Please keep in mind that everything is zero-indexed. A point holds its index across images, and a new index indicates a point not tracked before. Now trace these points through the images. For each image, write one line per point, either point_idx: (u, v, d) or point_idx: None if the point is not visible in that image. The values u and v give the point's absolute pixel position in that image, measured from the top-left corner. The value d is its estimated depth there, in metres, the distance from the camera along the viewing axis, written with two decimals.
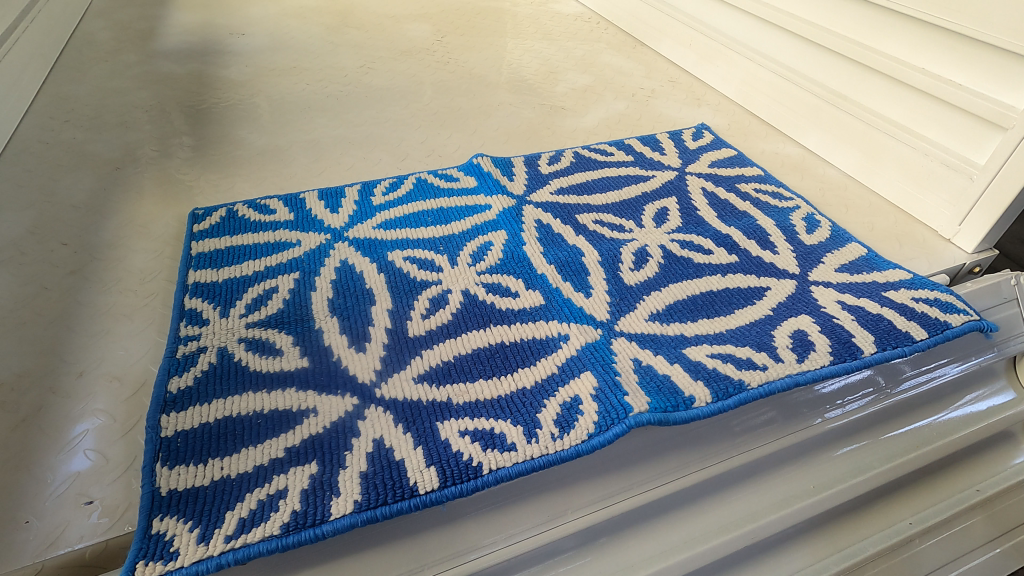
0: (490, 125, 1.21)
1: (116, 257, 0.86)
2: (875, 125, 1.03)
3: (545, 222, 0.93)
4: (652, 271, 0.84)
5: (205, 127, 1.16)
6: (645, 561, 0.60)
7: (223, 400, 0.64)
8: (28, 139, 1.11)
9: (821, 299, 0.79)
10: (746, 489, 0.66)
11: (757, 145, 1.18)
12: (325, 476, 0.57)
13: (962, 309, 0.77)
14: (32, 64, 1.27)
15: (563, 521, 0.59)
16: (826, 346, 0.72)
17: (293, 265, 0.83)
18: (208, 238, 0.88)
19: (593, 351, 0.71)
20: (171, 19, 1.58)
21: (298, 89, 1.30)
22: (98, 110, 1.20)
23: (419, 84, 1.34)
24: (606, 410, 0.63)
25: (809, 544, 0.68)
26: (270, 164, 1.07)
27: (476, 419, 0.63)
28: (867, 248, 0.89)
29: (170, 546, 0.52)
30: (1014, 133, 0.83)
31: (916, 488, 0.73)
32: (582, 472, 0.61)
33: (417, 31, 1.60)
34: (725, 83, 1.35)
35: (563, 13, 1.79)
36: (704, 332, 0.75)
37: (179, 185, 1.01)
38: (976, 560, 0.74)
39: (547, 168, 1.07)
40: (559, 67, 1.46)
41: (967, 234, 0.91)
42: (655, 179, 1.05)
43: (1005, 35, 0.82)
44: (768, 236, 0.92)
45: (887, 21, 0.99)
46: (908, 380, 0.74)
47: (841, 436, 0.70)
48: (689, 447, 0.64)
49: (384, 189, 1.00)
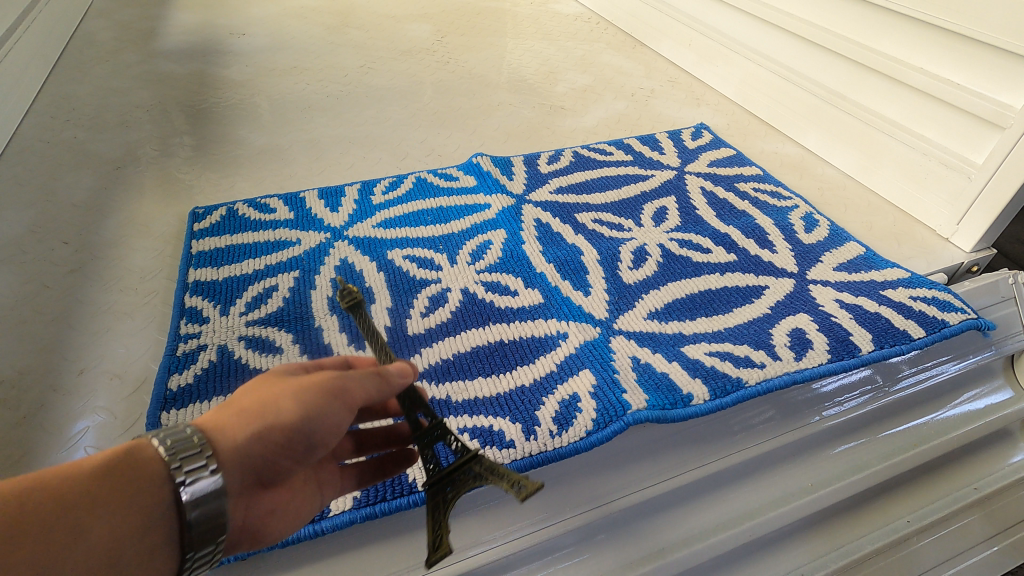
0: (490, 125, 1.22)
1: (116, 257, 0.87)
2: (874, 124, 1.03)
3: (544, 222, 0.93)
4: (651, 270, 0.84)
5: (206, 127, 1.16)
6: (642, 559, 0.60)
7: (223, 397, 0.64)
8: (29, 139, 1.12)
9: (819, 298, 0.80)
10: (746, 487, 0.66)
11: (756, 145, 1.19)
12: None
13: (960, 308, 0.77)
14: (33, 64, 1.27)
15: (563, 518, 0.58)
16: (824, 344, 0.72)
17: (293, 264, 0.83)
18: (208, 237, 0.88)
19: (592, 349, 0.71)
20: (172, 20, 1.58)
21: (298, 88, 1.30)
22: (98, 110, 1.20)
23: (419, 84, 1.34)
24: (604, 407, 0.63)
25: (808, 542, 0.68)
26: (270, 164, 1.07)
27: (476, 416, 0.63)
28: (866, 248, 0.90)
29: None
30: (1012, 132, 0.83)
31: (914, 486, 0.74)
32: (581, 469, 0.62)
33: (417, 31, 1.60)
34: (725, 83, 1.36)
35: (563, 13, 1.79)
36: (703, 330, 0.75)
37: (179, 184, 1.02)
38: (973, 559, 0.74)
39: (546, 168, 1.07)
40: (559, 67, 1.46)
41: (965, 234, 0.91)
42: (655, 178, 1.05)
43: (1004, 35, 0.82)
44: (767, 235, 0.92)
45: (886, 21, 0.99)
46: (906, 378, 0.75)
47: (839, 434, 0.70)
48: (688, 445, 0.65)
49: (384, 188, 1.00)
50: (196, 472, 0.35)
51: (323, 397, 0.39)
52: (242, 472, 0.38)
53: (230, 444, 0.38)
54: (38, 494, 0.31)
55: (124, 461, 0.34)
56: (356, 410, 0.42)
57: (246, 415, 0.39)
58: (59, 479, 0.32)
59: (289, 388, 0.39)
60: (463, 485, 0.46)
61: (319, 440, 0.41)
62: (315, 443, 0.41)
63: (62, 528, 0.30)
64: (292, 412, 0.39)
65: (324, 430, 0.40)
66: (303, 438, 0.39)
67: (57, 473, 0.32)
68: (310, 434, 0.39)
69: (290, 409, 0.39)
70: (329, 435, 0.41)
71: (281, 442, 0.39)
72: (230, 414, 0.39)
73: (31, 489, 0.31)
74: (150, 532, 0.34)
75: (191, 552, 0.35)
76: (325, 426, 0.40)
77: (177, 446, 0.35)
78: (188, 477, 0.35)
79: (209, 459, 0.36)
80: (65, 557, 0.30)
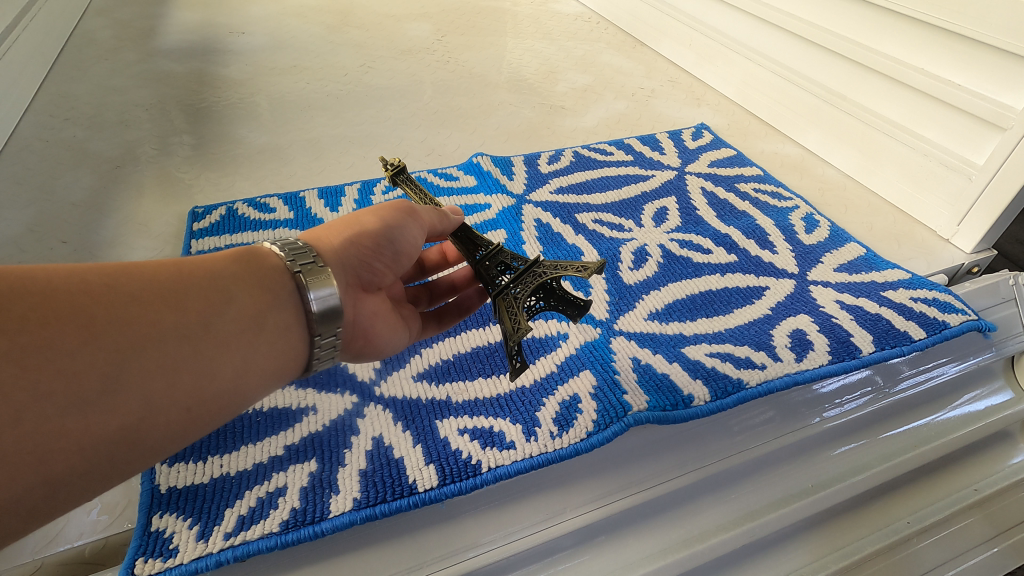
0: (490, 125, 1.21)
1: (116, 256, 0.87)
2: (875, 125, 1.03)
3: (544, 222, 0.93)
4: (652, 270, 0.84)
5: (205, 126, 1.16)
6: (642, 560, 0.60)
7: None
8: (29, 138, 1.11)
9: (820, 299, 0.80)
10: (748, 487, 0.65)
11: (757, 145, 1.19)
12: (325, 474, 0.57)
13: (962, 309, 0.77)
14: (31, 63, 1.27)
15: (563, 519, 0.58)
16: (825, 346, 0.72)
17: None
18: (208, 237, 0.87)
19: (592, 351, 0.71)
20: (171, 18, 1.58)
21: (298, 87, 1.30)
22: (98, 108, 1.20)
23: (419, 83, 1.34)
24: (605, 409, 0.63)
25: (809, 542, 0.68)
26: (270, 164, 1.07)
27: (476, 417, 0.63)
28: (867, 248, 0.90)
29: (170, 543, 0.52)
30: (1013, 134, 0.83)
31: (915, 487, 0.74)
32: (582, 470, 0.61)
33: (417, 30, 1.60)
34: (726, 83, 1.36)
35: (563, 13, 1.79)
36: (704, 331, 0.75)
37: (178, 184, 1.01)
38: (974, 560, 0.74)
39: (546, 168, 1.07)
40: (559, 67, 1.46)
41: (966, 234, 0.92)
42: (655, 178, 1.05)
43: (1005, 36, 0.82)
44: (768, 236, 0.92)
45: (887, 21, 0.99)
46: (906, 380, 0.75)
47: (840, 436, 0.70)
48: (689, 446, 0.65)
49: (384, 188, 1.00)
50: (310, 267, 0.44)
51: (392, 214, 0.53)
52: (348, 271, 0.50)
53: (333, 247, 0.49)
54: (187, 272, 0.38)
55: (252, 260, 0.43)
56: (421, 233, 0.56)
57: (338, 230, 0.50)
58: (202, 265, 0.40)
59: (366, 212, 0.53)
60: (526, 286, 0.55)
61: (398, 249, 0.53)
62: (394, 251, 0.53)
63: (205, 300, 0.38)
64: (373, 223, 0.52)
65: (400, 239, 0.53)
66: (385, 243, 0.52)
67: (201, 260, 0.40)
68: (388, 240, 0.52)
69: (372, 219, 0.52)
70: (403, 245, 0.53)
71: (371, 246, 0.51)
72: (322, 231, 0.50)
73: (181, 270, 0.39)
74: (274, 320, 0.42)
75: (318, 336, 0.44)
76: (400, 236, 0.53)
77: (292, 250, 0.45)
78: (305, 270, 0.44)
79: (319, 262, 0.45)
80: (208, 323, 0.38)
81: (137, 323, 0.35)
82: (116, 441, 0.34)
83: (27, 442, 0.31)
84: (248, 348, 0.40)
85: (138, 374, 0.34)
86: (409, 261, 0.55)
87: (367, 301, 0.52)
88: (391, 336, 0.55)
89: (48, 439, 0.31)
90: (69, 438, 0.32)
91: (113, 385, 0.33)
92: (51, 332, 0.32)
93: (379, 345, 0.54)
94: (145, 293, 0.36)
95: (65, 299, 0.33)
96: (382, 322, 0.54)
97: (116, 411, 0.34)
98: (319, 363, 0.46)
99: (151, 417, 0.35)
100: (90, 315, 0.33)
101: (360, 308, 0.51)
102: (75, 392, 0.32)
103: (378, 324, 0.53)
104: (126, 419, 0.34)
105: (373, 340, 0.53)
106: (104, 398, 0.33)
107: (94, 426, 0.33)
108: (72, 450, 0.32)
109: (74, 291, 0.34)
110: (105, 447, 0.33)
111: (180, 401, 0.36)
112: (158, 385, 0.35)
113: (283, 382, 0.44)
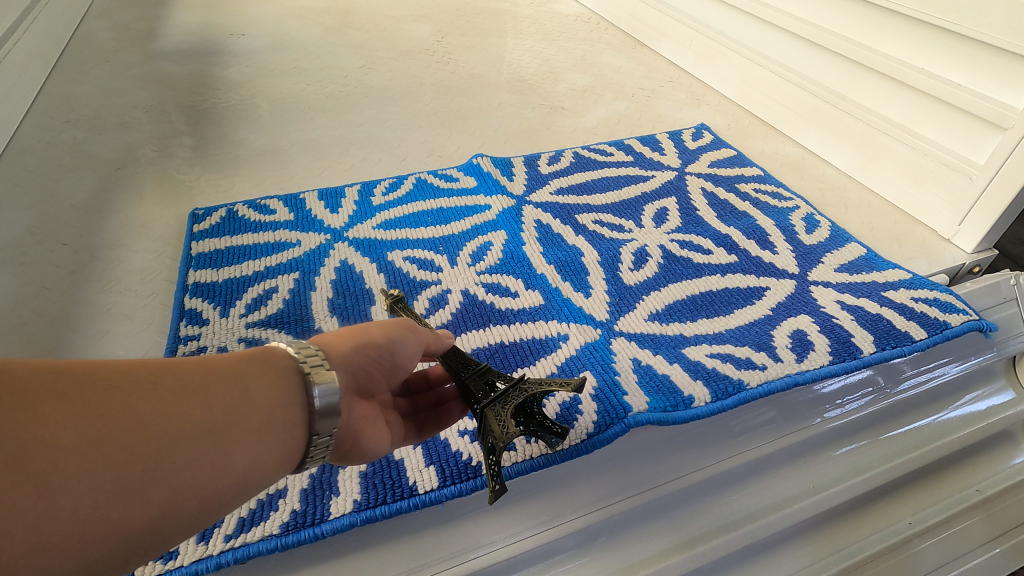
0: (489, 125, 1.22)
1: (116, 258, 0.87)
2: (874, 125, 1.03)
3: (545, 222, 0.93)
4: (652, 271, 0.84)
5: (205, 127, 1.16)
6: (644, 561, 0.60)
7: None
8: (30, 140, 1.12)
9: (820, 299, 0.80)
10: (748, 487, 0.65)
11: (757, 145, 1.19)
12: (325, 476, 0.57)
13: (962, 309, 0.77)
14: (31, 65, 1.27)
15: (562, 521, 0.58)
16: (826, 346, 0.72)
17: (293, 265, 0.83)
18: (208, 238, 0.88)
19: (592, 351, 0.71)
20: (172, 20, 1.58)
21: (298, 88, 1.30)
22: (97, 110, 1.20)
23: (419, 83, 1.35)
24: (605, 410, 0.63)
25: (810, 543, 0.67)
26: (270, 165, 1.07)
27: (476, 419, 0.63)
28: (867, 249, 0.89)
29: (171, 546, 0.52)
30: (1013, 133, 0.83)
31: (917, 487, 0.73)
32: (582, 474, 0.61)
33: (417, 31, 1.60)
34: (725, 83, 1.36)
35: (562, 14, 1.79)
36: (704, 332, 0.75)
37: (178, 185, 1.01)
38: (974, 560, 0.74)
39: (547, 168, 1.07)
40: (559, 67, 1.46)
41: (966, 234, 0.91)
42: (655, 179, 1.05)
43: (1003, 35, 0.82)
44: (768, 236, 0.92)
45: (885, 19, 0.99)
46: (908, 380, 0.74)
47: (840, 436, 0.70)
48: (691, 448, 0.64)
49: (384, 189, 1.00)
50: (320, 368, 0.41)
51: (397, 326, 0.51)
52: (348, 374, 0.46)
53: (339, 351, 0.45)
54: (224, 365, 0.36)
55: (272, 357, 0.40)
56: (416, 351, 0.52)
57: (345, 335, 0.47)
58: (235, 360, 0.37)
59: (373, 322, 0.50)
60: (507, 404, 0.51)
61: (397, 361, 0.50)
62: (393, 362, 0.50)
63: (229, 395, 0.35)
64: (378, 334, 0.49)
65: (401, 351, 0.50)
66: (387, 354, 0.49)
67: (235, 354, 0.38)
68: (390, 352, 0.49)
69: (374, 330, 0.49)
70: (403, 357, 0.50)
71: (374, 354, 0.48)
72: (324, 338, 0.46)
73: (218, 365, 0.36)
74: (292, 417, 0.38)
75: (317, 434, 0.40)
76: (402, 348, 0.50)
77: (302, 350, 0.42)
78: (313, 371, 0.40)
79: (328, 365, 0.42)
80: (240, 417, 0.35)
81: (178, 416, 0.32)
82: (149, 536, 0.31)
83: (66, 536, 0.28)
84: (263, 444, 0.36)
85: (176, 467, 0.31)
86: (404, 374, 0.52)
87: (360, 405, 0.47)
88: (381, 442, 0.49)
89: (66, 537, 0.28)
90: (109, 529, 0.29)
91: (154, 478, 0.31)
92: (104, 422, 0.30)
93: (365, 451, 0.47)
94: (173, 386, 0.33)
95: (116, 387, 0.31)
96: (373, 428, 0.48)
97: (153, 504, 0.31)
98: (311, 461, 0.41)
99: (181, 511, 0.32)
100: (137, 408, 0.31)
101: (353, 411, 0.46)
102: (115, 484, 0.29)
103: (368, 429, 0.47)
104: (162, 513, 0.31)
105: (359, 448, 0.47)
106: (144, 490, 0.30)
107: (124, 521, 0.30)
108: (86, 549, 0.28)
109: (126, 380, 0.32)
110: (137, 542, 0.30)
111: (206, 498, 0.33)
112: (193, 477, 0.32)
113: (287, 472, 0.39)
